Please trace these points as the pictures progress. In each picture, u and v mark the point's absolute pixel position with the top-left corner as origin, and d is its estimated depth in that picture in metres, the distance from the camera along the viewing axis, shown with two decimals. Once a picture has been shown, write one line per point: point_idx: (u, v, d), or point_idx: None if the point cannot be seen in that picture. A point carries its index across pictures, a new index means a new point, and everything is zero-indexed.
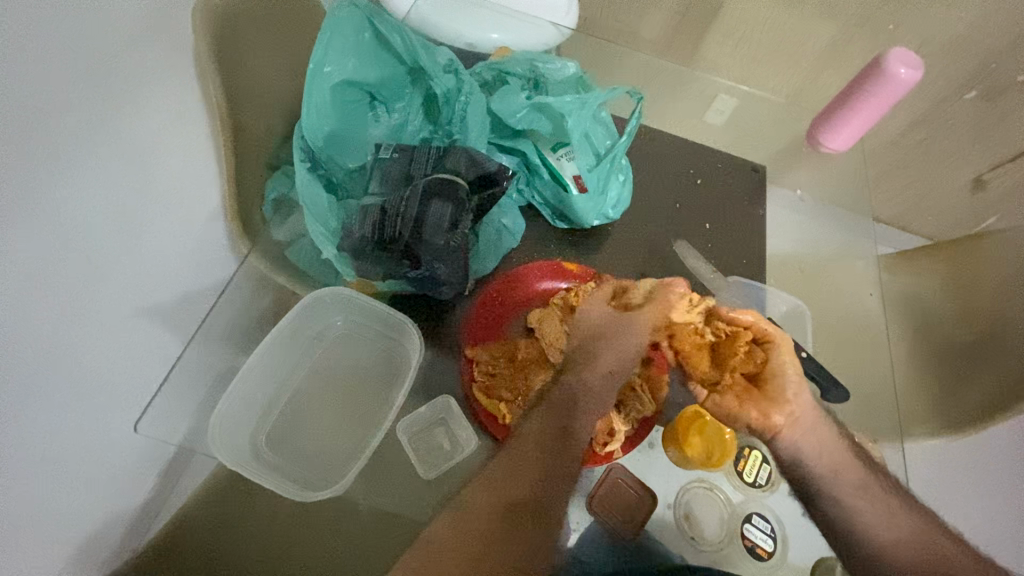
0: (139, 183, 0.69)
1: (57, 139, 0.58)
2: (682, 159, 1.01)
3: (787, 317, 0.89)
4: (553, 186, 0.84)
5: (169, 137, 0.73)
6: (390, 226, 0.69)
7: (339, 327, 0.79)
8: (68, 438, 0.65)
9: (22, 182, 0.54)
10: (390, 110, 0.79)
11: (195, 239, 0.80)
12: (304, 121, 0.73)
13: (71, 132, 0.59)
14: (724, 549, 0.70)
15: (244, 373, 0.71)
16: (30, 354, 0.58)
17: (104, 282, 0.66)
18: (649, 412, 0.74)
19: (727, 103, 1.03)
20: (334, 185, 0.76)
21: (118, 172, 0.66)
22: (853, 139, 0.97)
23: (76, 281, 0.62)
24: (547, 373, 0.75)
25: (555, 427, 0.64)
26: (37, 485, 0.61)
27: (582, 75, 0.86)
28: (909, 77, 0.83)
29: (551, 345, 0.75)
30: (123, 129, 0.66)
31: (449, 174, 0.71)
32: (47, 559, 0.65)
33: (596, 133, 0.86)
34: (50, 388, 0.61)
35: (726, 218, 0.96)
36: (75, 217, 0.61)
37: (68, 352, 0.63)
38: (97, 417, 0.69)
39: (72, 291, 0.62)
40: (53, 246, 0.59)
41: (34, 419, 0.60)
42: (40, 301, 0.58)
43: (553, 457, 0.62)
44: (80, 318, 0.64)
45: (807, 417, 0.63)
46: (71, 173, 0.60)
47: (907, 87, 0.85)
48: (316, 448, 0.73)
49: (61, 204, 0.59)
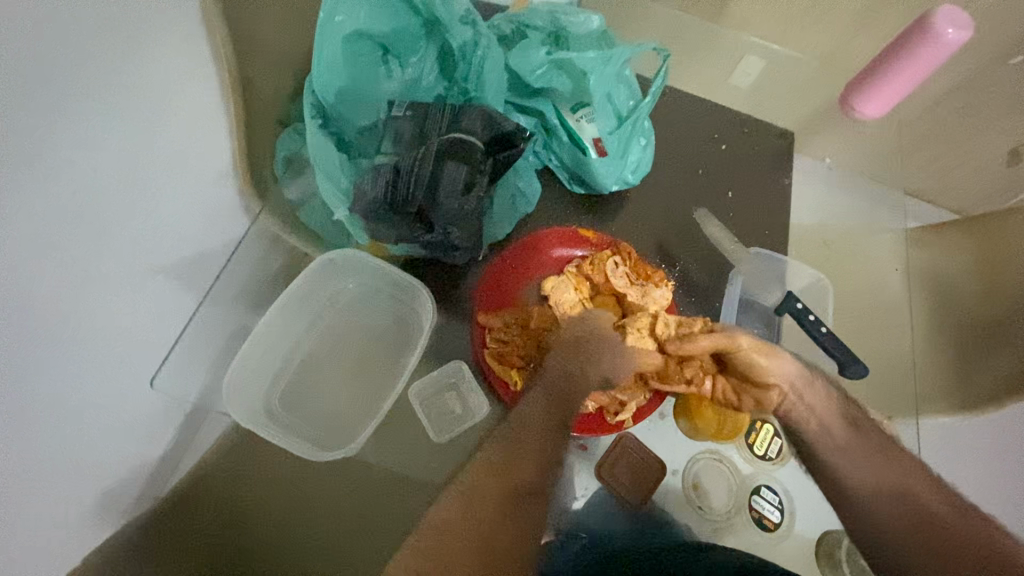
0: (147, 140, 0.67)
1: (61, 89, 0.56)
2: (706, 122, 0.96)
3: (806, 292, 0.87)
4: (571, 148, 0.81)
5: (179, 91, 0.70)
6: (403, 186, 0.66)
7: (350, 290, 0.77)
8: (86, 396, 0.66)
9: (18, 135, 0.52)
10: (403, 63, 0.74)
11: (209, 200, 0.78)
12: (315, 76, 0.68)
13: (71, 83, 0.57)
14: (732, 520, 0.71)
15: (257, 335, 0.70)
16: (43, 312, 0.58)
17: (114, 241, 0.65)
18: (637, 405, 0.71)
19: (754, 65, 0.98)
20: (345, 144, 0.72)
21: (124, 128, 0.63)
22: (889, 105, 0.92)
23: (77, 243, 0.60)
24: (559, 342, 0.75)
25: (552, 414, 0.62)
26: (57, 441, 0.63)
27: (606, 30, 0.80)
28: (947, 38, 0.78)
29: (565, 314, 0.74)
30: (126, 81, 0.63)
31: (463, 134, 0.68)
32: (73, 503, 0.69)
33: (619, 93, 0.81)
34: (65, 348, 0.61)
35: (748, 187, 0.93)
36: (64, 175, 0.57)
37: (82, 312, 0.62)
38: (113, 376, 0.69)
39: (71, 253, 0.60)
40: (58, 203, 0.57)
41: (48, 378, 0.60)
42: (38, 265, 0.56)
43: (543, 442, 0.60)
44: (93, 280, 0.63)
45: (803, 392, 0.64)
46: (59, 124, 0.56)
47: (939, 48, 0.80)
48: (329, 411, 0.73)
49: (65, 156, 0.57)
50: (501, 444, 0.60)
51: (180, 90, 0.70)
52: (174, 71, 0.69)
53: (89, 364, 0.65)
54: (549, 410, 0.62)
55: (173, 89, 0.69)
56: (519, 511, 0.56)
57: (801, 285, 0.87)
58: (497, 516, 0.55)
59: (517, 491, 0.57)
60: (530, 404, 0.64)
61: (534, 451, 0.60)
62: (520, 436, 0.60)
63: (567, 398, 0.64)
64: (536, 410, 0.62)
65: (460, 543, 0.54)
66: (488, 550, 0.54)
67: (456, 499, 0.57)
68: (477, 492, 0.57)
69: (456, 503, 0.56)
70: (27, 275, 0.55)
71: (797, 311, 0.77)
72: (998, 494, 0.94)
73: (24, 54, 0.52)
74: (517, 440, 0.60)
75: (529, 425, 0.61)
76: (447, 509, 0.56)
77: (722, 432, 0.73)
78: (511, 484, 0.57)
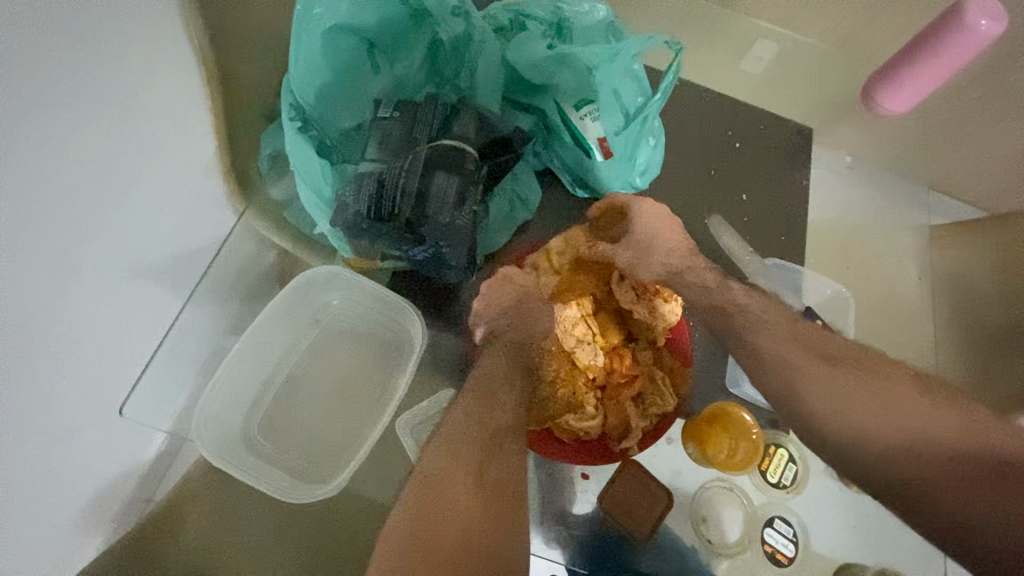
0: (120, 156, 0.59)
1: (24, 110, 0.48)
2: (720, 117, 0.90)
3: (824, 304, 0.82)
4: (575, 150, 0.74)
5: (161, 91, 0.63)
6: (388, 200, 0.60)
7: (335, 306, 0.72)
8: (46, 435, 0.60)
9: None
10: (392, 60, 0.68)
11: (189, 212, 0.72)
12: (292, 73, 0.61)
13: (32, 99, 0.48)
14: (743, 553, 0.67)
15: (233, 356, 0.65)
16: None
17: (80, 269, 0.59)
18: (643, 427, 0.66)
19: (768, 49, 0.92)
20: (327, 148, 0.65)
21: (94, 146, 0.55)
22: (915, 100, 0.85)
23: (34, 275, 0.53)
24: (560, 364, 0.67)
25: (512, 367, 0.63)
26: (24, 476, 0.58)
27: (613, 20, 0.73)
28: (968, 23, 0.72)
29: (568, 333, 0.67)
30: (96, 93, 0.54)
31: (456, 141, 0.62)
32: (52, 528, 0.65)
33: (626, 89, 0.73)
34: (23, 386, 0.56)
35: (764, 189, 0.87)
36: (17, 194, 0.49)
37: (38, 349, 0.56)
38: (76, 405, 0.64)
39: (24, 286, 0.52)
40: (17, 237, 0.51)
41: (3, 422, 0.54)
42: None
43: (505, 387, 0.61)
44: (53, 314, 0.57)
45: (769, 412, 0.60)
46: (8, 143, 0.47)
47: (958, 36, 0.74)
48: (312, 438, 0.69)
49: (30, 184, 0.50)
50: (469, 397, 0.60)
51: (158, 95, 0.62)
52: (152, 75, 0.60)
53: (48, 398, 0.59)
54: (510, 361, 0.64)
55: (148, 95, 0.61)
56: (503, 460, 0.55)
57: (819, 297, 0.82)
58: (480, 455, 0.54)
59: (501, 440, 0.57)
60: (489, 361, 0.64)
61: (500, 395, 0.60)
62: (484, 387, 0.60)
63: (523, 349, 0.65)
64: (498, 363, 0.63)
65: (457, 492, 0.50)
66: (488, 497, 0.51)
67: (441, 452, 0.54)
68: (459, 439, 0.55)
69: (439, 454, 0.54)
70: None
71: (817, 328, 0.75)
72: None
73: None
74: (486, 398, 0.59)
75: (494, 388, 0.61)
76: (429, 464, 0.53)
77: (734, 459, 0.67)
78: (488, 424, 0.57)
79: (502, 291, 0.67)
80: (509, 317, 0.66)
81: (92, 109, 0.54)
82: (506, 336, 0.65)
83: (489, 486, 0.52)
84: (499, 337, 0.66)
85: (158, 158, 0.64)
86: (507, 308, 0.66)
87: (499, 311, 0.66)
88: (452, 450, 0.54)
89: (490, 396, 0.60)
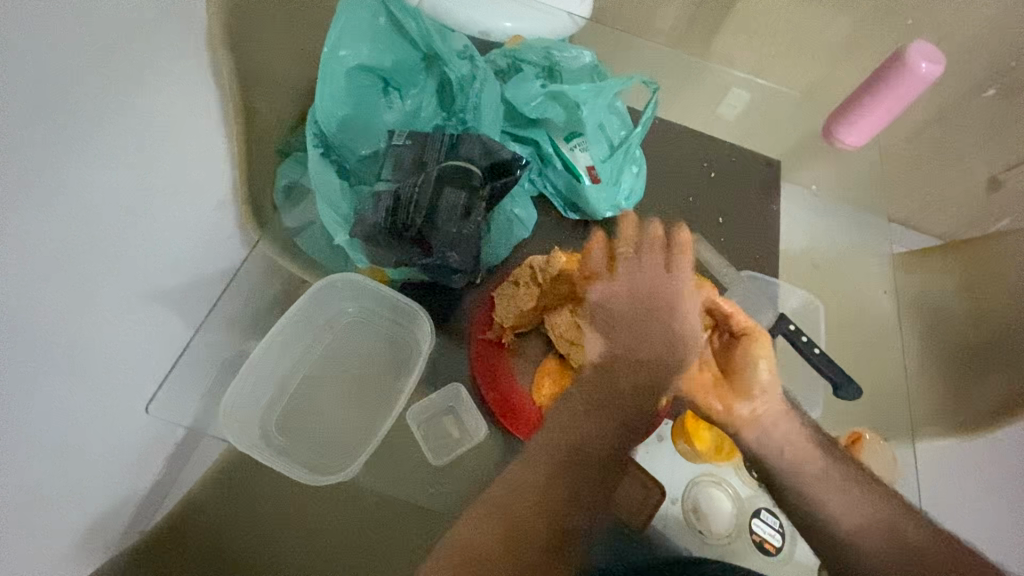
0: (155, 148, 0.67)
1: (75, 100, 0.56)
2: (698, 152, 1.00)
3: (798, 314, 0.90)
4: (566, 175, 0.84)
5: (185, 122, 0.71)
6: (403, 212, 0.70)
7: (350, 313, 0.81)
8: (75, 414, 0.63)
9: (46, 141, 0.53)
10: (403, 96, 0.79)
11: (211, 218, 0.78)
12: (319, 105, 0.73)
13: (78, 94, 0.56)
14: (732, 544, 0.72)
15: (257, 355, 0.73)
16: (34, 321, 0.56)
17: (115, 260, 0.64)
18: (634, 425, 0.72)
19: (740, 96, 1.00)
20: (347, 171, 0.76)
21: (130, 138, 0.64)
22: (869, 134, 0.95)
23: (70, 276, 0.59)
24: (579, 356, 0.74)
25: (611, 425, 0.64)
26: (48, 473, 0.60)
27: (597, 64, 0.86)
28: (914, 65, 0.82)
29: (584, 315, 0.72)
30: (139, 91, 0.63)
31: (462, 162, 0.72)
32: (61, 547, 0.65)
33: (610, 124, 0.86)
34: (60, 354, 0.59)
35: (738, 214, 0.96)
36: (72, 193, 0.58)
37: (74, 318, 0.60)
38: (98, 413, 0.66)
39: (62, 285, 0.58)
40: (61, 237, 0.57)
41: (30, 388, 0.56)
42: (26, 290, 0.54)
43: (601, 462, 0.63)
44: (96, 285, 0.62)
45: (771, 410, 0.62)
46: (64, 146, 0.56)
47: (899, 76, 0.84)
48: (325, 435, 0.75)
49: (86, 172, 0.59)
50: (560, 461, 0.62)
51: (184, 119, 0.70)
52: (181, 102, 0.69)
53: (72, 383, 0.61)
54: (612, 417, 0.64)
55: (174, 121, 0.69)
56: (559, 534, 0.61)
57: (793, 307, 0.90)
58: (540, 537, 0.60)
59: (564, 513, 0.61)
60: (587, 413, 0.65)
61: (575, 473, 0.62)
62: (569, 471, 0.62)
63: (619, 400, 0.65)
64: (594, 420, 0.64)
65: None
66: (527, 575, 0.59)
67: (497, 527, 0.60)
68: (519, 522, 0.60)
69: (495, 531, 0.60)
70: (30, 281, 0.55)
71: (790, 333, 0.79)
72: (1007, 532, 0.92)
73: (36, 71, 0.52)
74: (573, 465, 0.63)
75: (580, 465, 0.63)
76: (478, 535, 0.60)
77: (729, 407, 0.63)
78: (565, 503, 0.61)
79: (626, 349, 0.65)
80: (650, 327, 0.64)
81: (128, 104, 0.63)
82: (620, 386, 0.65)
83: (541, 553, 0.59)
84: (610, 387, 0.65)
85: (180, 179, 0.71)
86: (642, 291, 0.65)
87: (630, 372, 0.64)
88: (508, 539, 0.59)
89: (575, 461, 0.63)
